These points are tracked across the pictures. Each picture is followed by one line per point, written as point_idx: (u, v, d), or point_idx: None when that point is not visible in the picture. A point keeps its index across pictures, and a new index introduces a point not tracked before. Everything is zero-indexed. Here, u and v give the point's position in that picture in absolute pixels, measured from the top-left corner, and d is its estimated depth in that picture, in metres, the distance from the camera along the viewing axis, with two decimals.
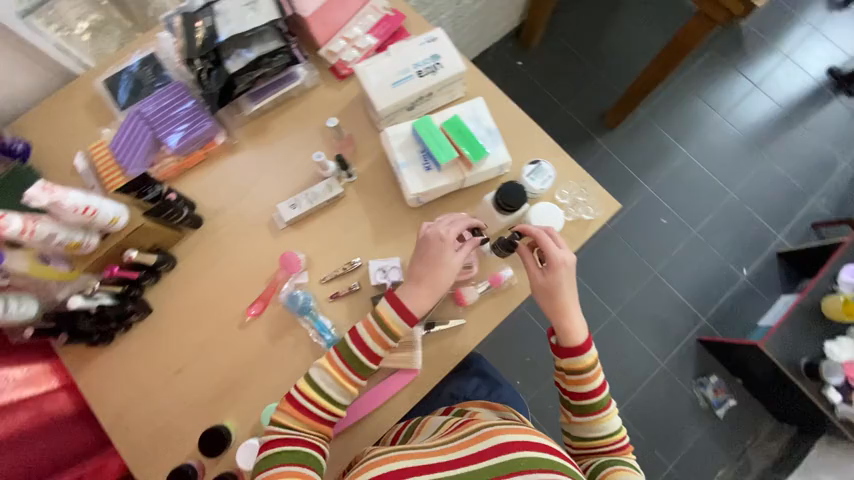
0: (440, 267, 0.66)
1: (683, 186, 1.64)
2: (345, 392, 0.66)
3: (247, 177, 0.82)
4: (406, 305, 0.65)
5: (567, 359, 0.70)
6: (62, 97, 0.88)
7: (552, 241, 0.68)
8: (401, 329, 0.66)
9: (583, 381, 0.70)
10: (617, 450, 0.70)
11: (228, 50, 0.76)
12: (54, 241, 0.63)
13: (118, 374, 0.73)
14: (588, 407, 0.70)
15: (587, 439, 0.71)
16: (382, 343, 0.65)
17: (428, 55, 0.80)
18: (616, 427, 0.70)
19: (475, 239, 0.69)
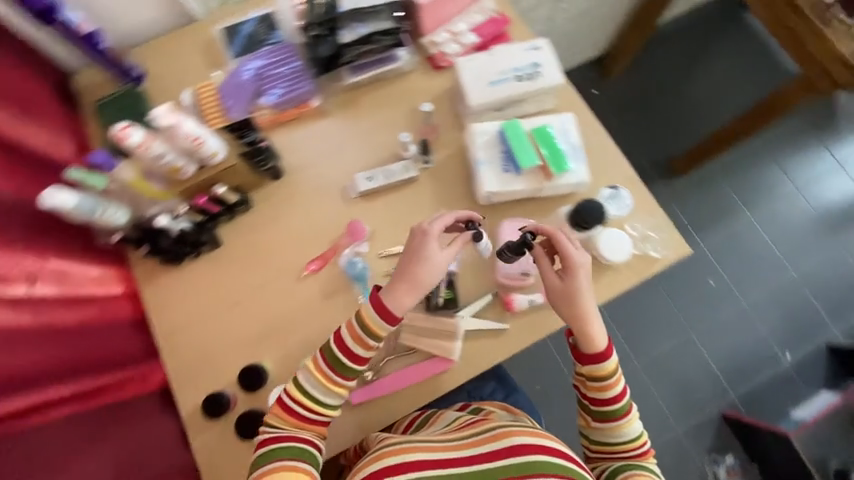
0: (425, 264, 0.66)
1: (741, 252, 1.55)
2: (331, 393, 0.67)
3: (330, 143, 0.86)
4: (386, 305, 0.66)
5: (588, 365, 0.69)
6: (180, 37, 0.93)
7: (565, 241, 0.68)
8: (383, 328, 0.67)
9: (606, 388, 0.69)
10: (635, 458, 0.70)
11: (344, 22, 0.80)
12: (162, 161, 0.69)
13: (180, 295, 0.78)
14: (610, 414, 0.70)
15: (606, 445, 0.71)
16: (363, 344, 0.66)
17: (529, 61, 0.81)
18: (635, 435, 0.70)
19: (463, 236, 0.69)
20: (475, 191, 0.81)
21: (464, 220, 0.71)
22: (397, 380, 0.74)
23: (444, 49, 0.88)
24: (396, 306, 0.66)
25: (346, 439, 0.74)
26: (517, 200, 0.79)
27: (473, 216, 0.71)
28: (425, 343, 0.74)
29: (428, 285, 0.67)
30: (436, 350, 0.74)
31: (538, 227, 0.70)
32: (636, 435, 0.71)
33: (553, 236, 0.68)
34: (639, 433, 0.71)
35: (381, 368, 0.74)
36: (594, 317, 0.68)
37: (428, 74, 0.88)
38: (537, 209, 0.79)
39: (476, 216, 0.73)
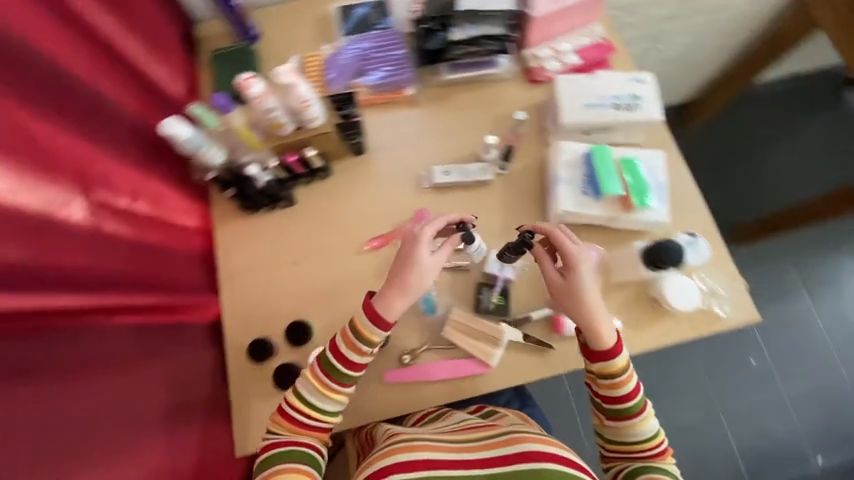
0: (414, 267, 0.68)
1: (790, 338, 1.45)
2: (330, 400, 0.70)
3: (413, 131, 0.89)
4: (378, 310, 0.69)
5: (599, 362, 0.70)
6: (298, 6, 0.97)
7: (565, 239, 0.70)
8: (373, 331, 0.69)
9: (618, 385, 0.70)
10: (653, 457, 0.70)
11: (458, 20, 0.82)
12: (270, 115, 0.74)
13: (250, 241, 0.83)
14: (624, 412, 0.70)
15: (622, 444, 0.71)
16: (357, 350, 0.69)
17: (630, 92, 0.81)
18: (651, 433, 0.70)
19: (453, 239, 0.71)
20: (546, 207, 0.81)
21: (456, 223, 0.74)
22: (432, 370, 0.75)
23: (544, 64, 0.89)
24: (387, 308, 0.69)
25: (369, 415, 0.75)
26: (588, 224, 0.79)
27: (464, 219, 0.73)
28: (467, 343, 0.75)
29: (418, 289, 0.69)
30: (476, 352, 0.75)
31: (537, 226, 0.73)
32: (653, 432, 0.71)
33: (553, 235, 0.71)
34: (654, 431, 0.71)
35: (418, 354, 0.76)
36: (600, 311, 0.69)
37: (523, 85, 0.89)
38: (604, 237, 0.79)
39: (467, 219, 0.75)
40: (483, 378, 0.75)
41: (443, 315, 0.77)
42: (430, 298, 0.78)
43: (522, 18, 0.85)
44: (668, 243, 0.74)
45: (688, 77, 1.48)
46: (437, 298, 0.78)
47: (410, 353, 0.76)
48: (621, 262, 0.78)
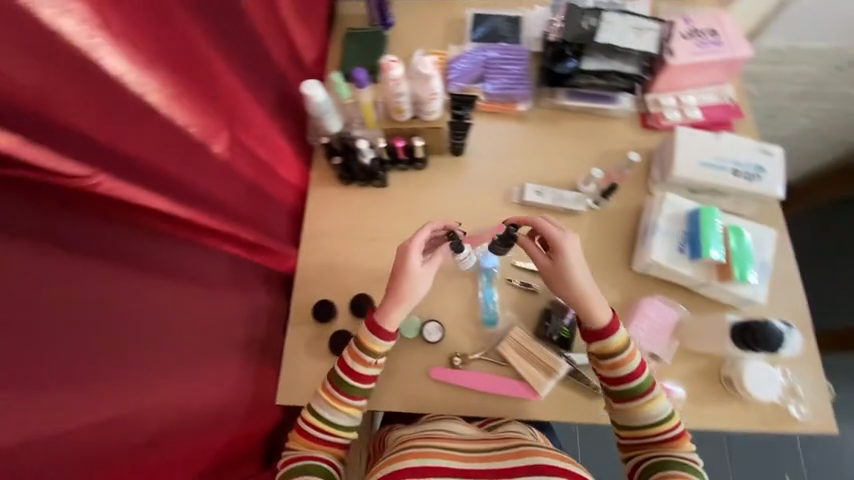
0: (406, 277, 0.69)
1: (840, 470, 1.29)
2: (344, 414, 0.70)
3: (514, 146, 0.89)
4: (378, 323, 0.70)
5: (596, 343, 0.68)
6: (437, 6, 1.01)
7: (547, 223, 0.69)
8: (372, 339, 0.70)
9: (619, 366, 0.67)
10: (666, 442, 0.66)
11: (593, 51, 0.82)
12: (396, 100, 0.76)
13: (339, 208, 0.87)
14: (629, 394, 0.67)
15: (633, 429, 0.68)
16: (361, 361, 0.70)
17: (755, 162, 0.78)
18: (662, 416, 0.67)
19: (441, 250, 0.72)
20: (632, 254, 0.79)
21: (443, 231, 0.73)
22: (477, 380, 0.75)
23: (665, 113, 0.87)
24: (385, 321, 0.69)
25: (406, 404, 0.76)
26: (674, 282, 0.77)
27: (450, 227, 0.73)
28: (520, 364, 0.75)
29: (412, 297, 0.70)
30: (527, 375, 0.74)
31: (520, 216, 0.72)
32: (665, 414, 0.67)
33: (535, 225, 0.69)
34: (666, 413, 0.67)
35: (469, 360, 0.76)
36: (591, 290, 0.68)
37: (636, 128, 0.88)
38: (688, 299, 0.77)
39: (452, 225, 0.74)
40: (528, 403, 0.74)
41: (504, 330, 0.77)
42: (493, 307, 0.78)
43: (657, 62, 0.84)
44: (768, 328, 0.68)
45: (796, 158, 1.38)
46: (500, 312, 0.78)
47: (462, 357, 0.76)
48: (707, 333, 0.73)
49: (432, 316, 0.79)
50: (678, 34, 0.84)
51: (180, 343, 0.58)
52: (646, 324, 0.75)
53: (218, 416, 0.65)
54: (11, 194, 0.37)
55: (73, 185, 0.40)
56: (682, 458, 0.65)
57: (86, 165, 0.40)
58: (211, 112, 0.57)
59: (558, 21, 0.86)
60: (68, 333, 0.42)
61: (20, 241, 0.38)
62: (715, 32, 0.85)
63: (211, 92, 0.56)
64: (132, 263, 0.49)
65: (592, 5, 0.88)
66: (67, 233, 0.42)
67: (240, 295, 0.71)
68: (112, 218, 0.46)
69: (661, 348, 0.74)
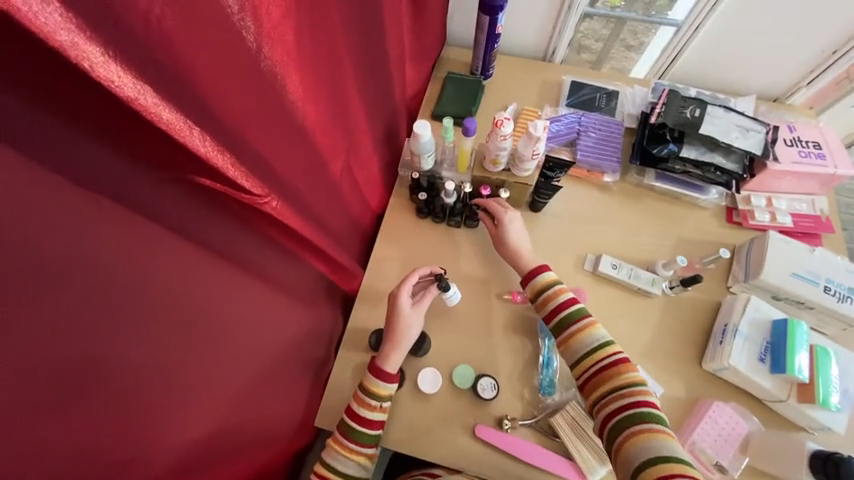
0: (398, 322, 0.70)
1: None
2: (353, 465, 0.66)
3: (594, 214, 0.88)
4: (380, 368, 0.69)
5: (529, 287, 0.74)
6: (536, 66, 1.04)
7: (493, 200, 0.82)
8: (375, 383, 0.68)
9: (548, 300, 0.71)
10: (606, 371, 0.63)
11: (693, 140, 0.84)
12: (497, 153, 0.78)
13: (410, 240, 0.85)
14: (562, 326, 0.69)
15: (575, 366, 0.66)
16: (367, 406, 0.67)
17: (847, 283, 0.75)
18: (596, 343, 0.66)
19: (430, 292, 0.74)
20: (703, 351, 0.77)
21: (431, 274, 0.75)
22: (524, 449, 0.71)
23: (754, 213, 0.86)
24: (386, 364, 0.69)
25: (442, 458, 0.71)
26: (746, 390, 0.74)
27: (435, 271, 0.75)
28: (571, 441, 0.71)
29: (408, 337, 0.71)
30: (579, 457, 0.70)
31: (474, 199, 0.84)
32: (600, 343, 0.66)
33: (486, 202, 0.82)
34: (603, 340, 0.66)
35: (517, 425, 0.73)
36: (528, 250, 0.78)
37: (721, 222, 0.87)
38: (759, 412, 0.74)
39: (437, 268, 0.76)
40: None
41: (559, 402, 0.74)
42: (549, 374, 0.76)
43: (757, 163, 0.85)
44: None
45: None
46: (558, 384, 0.76)
47: (511, 420, 0.73)
48: (779, 453, 0.68)
49: (486, 371, 0.76)
50: (781, 140, 0.86)
51: (261, 353, 0.58)
52: (711, 428, 0.71)
53: (268, 432, 0.64)
54: (202, 207, 0.39)
55: (257, 202, 0.43)
56: (636, 401, 0.60)
57: (263, 186, 0.44)
58: (339, 137, 0.59)
59: (658, 103, 0.88)
60: (196, 337, 0.43)
61: (192, 251, 0.40)
62: (819, 146, 0.85)
63: (342, 114, 0.58)
64: (252, 274, 0.51)
65: (696, 95, 0.92)
66: (221, 242, 0.44)
67: (310, 312, 0.71)
68: (254, 231, 0.48)
69: (727, 455, 0.70)
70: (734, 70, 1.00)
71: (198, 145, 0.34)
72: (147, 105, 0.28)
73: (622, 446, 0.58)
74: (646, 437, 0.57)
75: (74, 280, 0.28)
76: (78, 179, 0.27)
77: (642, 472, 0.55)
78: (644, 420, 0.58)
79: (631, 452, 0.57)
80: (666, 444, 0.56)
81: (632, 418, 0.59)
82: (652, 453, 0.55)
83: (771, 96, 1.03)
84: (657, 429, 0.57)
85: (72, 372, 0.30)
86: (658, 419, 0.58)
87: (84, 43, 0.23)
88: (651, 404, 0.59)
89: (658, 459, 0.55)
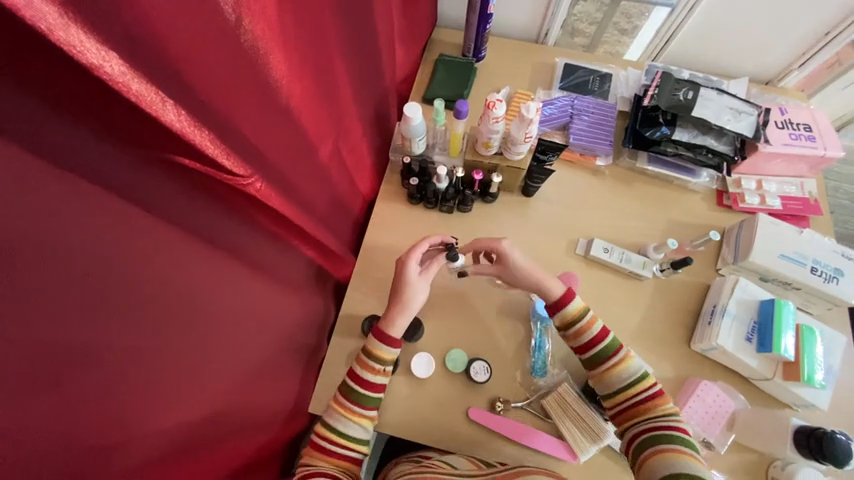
0: (406, 289, 0.69)
1: None
2: (355, 427, 0.66)
3: (586, 198, 0.88)
4: (385, 332, 0.68)
5: (558, 317, 0.71)
6: (529, 48, 1.02)
7: (482, 241, 0.74)
8: (379, 347, 0.68)
9: (582, 333, 0.69)
10: (643, 405, 0.65)
11: (686, 123, 0.84)
12: (488, 136, 0.76)
13: (402, 225, 0.84)
14: (597, 359, 0.69)
15: (609, 398, 0.68)
16: (369, 369, 0.67)
17: (834, 264, 0.76)
18: (633, 378, 0.67)
19: (438, 258, 0.72)
20: (692, 332, 0.78)
21: (440, 243, 0.74)
22: (518, 430, 0.72)
23: (744, 196, 0.87)
24: (391, 328, 0.68)
25: (433, 438, 0.72)
26: (733, 369, 0.76)
27: (446, 240, 0.73)
28: (564, 421, 0.72)
29: (416, 302, 0.69)
30: (570, 437, 0.71)
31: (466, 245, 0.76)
32: (636, 376, 0.67)
33: (475, 244, 0.75)
34: (637, 374, 0.68)
35: (510, 407, 0.74)
36: (544, 275, 0.72)
37: (712, 205, 0.88)
38: (745, 390, 0.76)
39: (449, 238, 0.74)
40: (563, 463, 0.71)
41: (551, 384, 0.75)
42: (541, 356, 0.76)
43: (748, 146, 0.85)
44: (841, 443, 0.63)
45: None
46: (550, 366, 0.77)
47: (504, 403, 0.74)
48: (764, 428, 0.70)
49: (478, 355, 0.77)
50: (773, 122, 0.86)
51: (251, 338, 0.57)
52: (699, 405, 0.73)
53: (261, 419, 0.64)
54: (183, 188, 0.38)
55: (237, 182, 0.42)
56: (666, 425, 0.63)
57: (246, 167, 0.43)
58: (326, 117, 0.58)
59: (651, 85, 0.87)
60: (183, 321, 0.43)
61: (176, 233, 0.39)
62: (810, 128, 0.86)
63: (330, 93, 0.56)
64: (240, 258, 0.50)
65: (689, 77, 0.91)
66: (205, 226, 0.42)
67: (302, 298, 0.70)
68: (240, 214, 0.47)
69: (714, 431, 0.72)
70: (727, 52, 0.99)
71: (172, 121, 0.32)
72: (114, 75, 0.27)
73: (644, 462, 0.61)
74: (669, 455, 0.59)
75: (51, 258, 0.27)
76: (44, 155, 0.25)
77: None
78: (671, 442, 0.61)
79: (652, 466, 0.60)
80: (693, 467, 0.58)
81: (658, 438, 0.62)
82: (673, 468, 0.58)
83: (763, 79, 1.03)
84: (680, 450, 0.60)
85: (52, 356, 0.29)
86: (684, 442, 0.61)
87: (39, 3, 0.22)
88: (681, 430, 0.62)
89: (677, 475, 0.57)
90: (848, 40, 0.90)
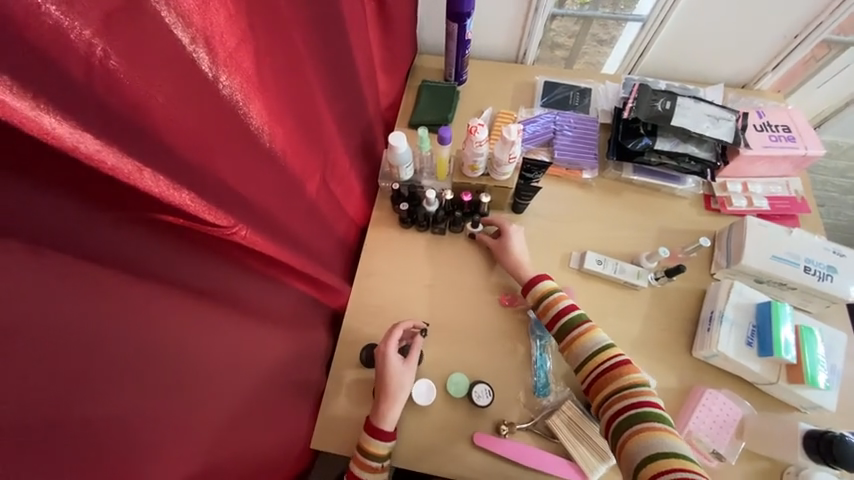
0: (392, 380, 0.69)
1: None
2: None
3: (577, 212, 0.88)
4: (379, 427, 0.68)
5: (529, 293, 0.75)
6: (510, 68, 1.05)
7: (498, 217, 0.84)
8: (374, 443, 0.67)
9: (549, 307, 0.72)
10: (610, 373, 0.65)
11: (665, 133, 0.85)
12: (473, 158, 0.78)
13: (395, 252, 0.84)
14: (564, 331, 0.70)
15: (579, 370, 0.68)
16: (368, 468, 0.67)
17: (826, 262, 0.76)
18: (597, 347, 0.67)
19: (416, 342, 0.73)
20: (693, 339, 0.78)
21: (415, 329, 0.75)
22: (527, 455, 0.71)
23: (731, 199, 0.88)
24: (383, 423, 0.67)
25: (440, 469, 0.71)
26: (737, 374, 0.75)
27: (418, 324, 0.75)
28: (571, 441, 0.71)
29: (403, 389, 0.69)
30: (579, 457, 0.70)
31: (489, 217, 0.84)
32: (601, 346, 0.68)
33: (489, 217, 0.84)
34: (603, 343, 0.68)
35: (515, 430, 0.72)
36: (527, 261, 0.80)
37: (700, 209, 0.89)
38: (751, 395, 0.75)
39: (419, 321, 0.77)
40: None
41: (555, 403, 0.74)
42: (542, 376, 0.76)
43: (729, 151, 0.87)
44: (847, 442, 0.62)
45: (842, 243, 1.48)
46: (553, 383, 0.76)
47: (509, 425, 0.72)
48: (771, 434, 0.69)
49: (480, 378, 0.76)
50: (751, 126, 0.88)
51: (249, 381, 0.57)
52: (706, 415, 0.71)
53: (265, 463, 0.63)
54: (167, 244, 0.38)
55: (220, 231, 0.43)
56: (639, 401, 0.61)
57: (227, 215, 0.43)
58: (310, 155, 0.59)
59: (630, 98, 0.88)
60: (175, 373, 0.42)
61: (163, 289, 0.39)
62: (788, 129, 0.87)
63: (312, 132, 0.57)
64: (231, 302, 0.50)
65: (666, 87, 0.94)
66: (195, 277, 0.43)
67: (299, 333, 0.70)
68: (228, 260, 0.48)
69: (723, 441, 0.71)
70: (701, 59, 1.02)
71: (151, 187, 0.33)
72: (90, 153, 0.27)
73: (624, 444, 0.60)
74: (648, 435, 0.58)
75: (35, 331, 0.27)
76: (19, 236, 0.25)
77: (641, 470, 0.57)
78: (646, 419, 0.60)
79: (633, 449, 0.58)
80: (669, 443, 0.57)
81: (633, 418, 0.60)
82: (652, 450, 0.57)
83: (739, 83, 1.06)
84: (659, 427, 0.59)
85: (45, 431, 0.29)
86: (659, 418, 0.60)
87: (9, 98, 0.22)
88: (653, 403, 0.61)
89: (655, 455, 0.56)
90: (817, 40, 0.92)
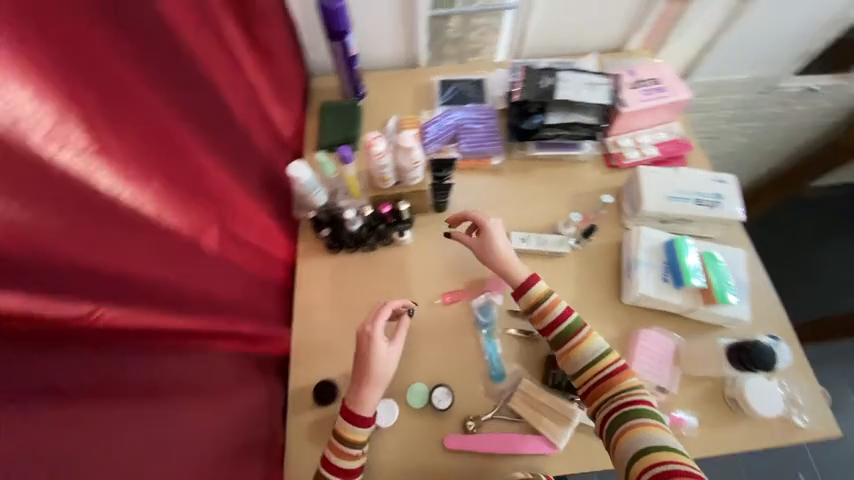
0: (374, 361, 0.66)
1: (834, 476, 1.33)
2: None
3: (494, 198, 0.92)
4: (358, 410, 0.65)
5: (524, 297, 0.74)
6: (405, 74, 1.07)
7: (474, 211, 0.80)
8: (352, 430, 0.65)
9: (545, 313, 0.72)
10: (608, 380, 0.66)
11: (553, 107, 0.91)
12: (379, 169, 0.80)
13: (328, 279, 0.83)
14: (561, 340, 0.70)
15: (576, 378, 0.69)
16: (346, 456, 0.65)
17: (713, 191, 0.85)
18: (596, 355, 0.68)
19: (403, 322, 0.71)
20: (620, 288, 0.84)
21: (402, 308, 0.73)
22: (498, 441, 0.72)
23: (626, 153, 0.96)
24: (362, 408, 0.65)
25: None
26: (664, 310, 0.81)
27: (407, 303, 0.73)
28: (534, 416, 0.74)
29: (386, 373, 0.67)
30: (545, 429, 0.73)
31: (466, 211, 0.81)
32: (598, 354, 0.68)
33: (465, 214, 0.80)
34: (601, 350, 0.68)
35: (482, 422, 0.74)
36: (514, 258, 0.77)
37: (602, 169, 0.96)
38: (679, 327, 0.81)
39: (408, 301, 0.75)
40: (548, 458, 0.72)
41: (513, 384, 0.77)
42: (496, 361, 0.78)
43: (612, 111, 0.94)
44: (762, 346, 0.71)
45: (740, 167, 1.63)
46: (507, 366, 0.78)
47: (475, 419, 0.74)
48: (703, 356, 0.77)
49: (439, 381, 0.77)
50: (626, 85, 0.96)
51: (179, 458, 0.54)
52: (647, 355, 0.77)
53: None
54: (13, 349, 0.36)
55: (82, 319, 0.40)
56: (632, 401, 0.64)
57: (90, 300, 0.41)
58: (194, 206, 0.56)
59: (517, 81, 0.94)
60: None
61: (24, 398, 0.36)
62: (658, 81, 0.96)
63: (189, 181, 0.55)
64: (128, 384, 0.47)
65: (547, 65, 1.00)
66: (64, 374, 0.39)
67: (235, 390, 0.67)
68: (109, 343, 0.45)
69: (667, 374, 0.77)
70: (574, 32, 1.10)
71: None
72: None
73: (619, 442, 0.61)
74: (639, 430, 0.60)
75: None
76: None
77: (635, 464, 0.58)
78: (638, 416, 0.62)
79: (623, 447, 0.60)
80: (663, 437, 0.59)
81: (626, 416, 0.62)
82: (645, 444, 0.59)
83: (612, 46, 1.15)
84: (651, 423, 0.61)
85: None
86: (653, 415, 0.62)
87: None
88: (645, 402, 0.64)
89: (649, 448, 0.58)
90: None
